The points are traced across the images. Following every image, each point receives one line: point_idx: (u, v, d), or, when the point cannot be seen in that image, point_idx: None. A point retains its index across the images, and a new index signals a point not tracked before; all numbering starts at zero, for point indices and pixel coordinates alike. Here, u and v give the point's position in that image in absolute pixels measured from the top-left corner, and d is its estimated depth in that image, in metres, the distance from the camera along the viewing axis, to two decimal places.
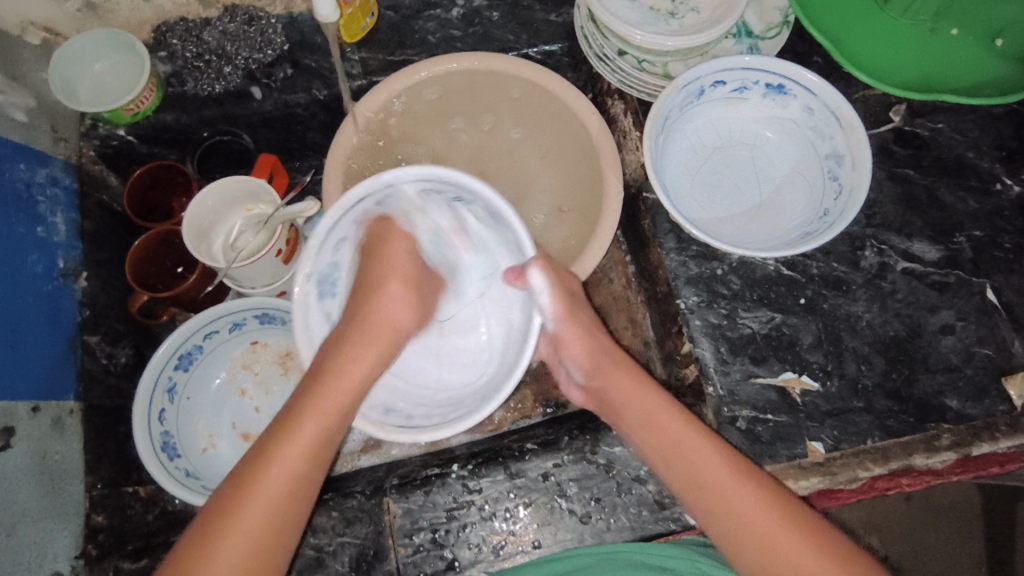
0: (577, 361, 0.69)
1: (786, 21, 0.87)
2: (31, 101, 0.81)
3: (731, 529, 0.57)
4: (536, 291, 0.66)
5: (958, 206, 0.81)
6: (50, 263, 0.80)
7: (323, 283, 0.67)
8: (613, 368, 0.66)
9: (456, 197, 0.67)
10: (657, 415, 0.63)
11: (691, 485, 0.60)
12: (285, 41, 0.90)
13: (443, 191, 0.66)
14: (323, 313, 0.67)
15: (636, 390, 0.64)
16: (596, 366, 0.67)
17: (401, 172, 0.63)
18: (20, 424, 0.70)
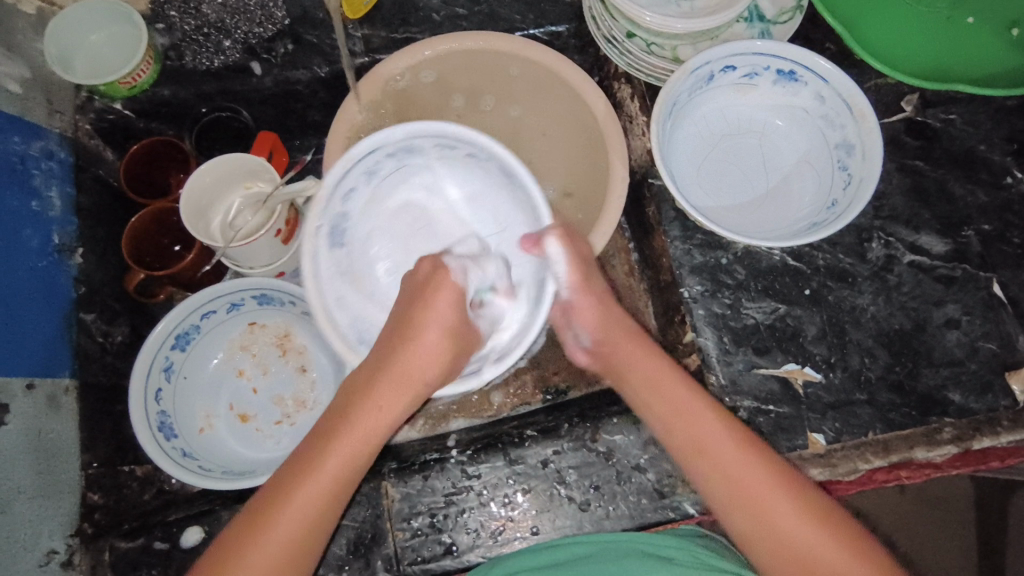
0: (586, 326, 0.67)
1: (799, 6, 0.84)
2: (25, 72, 0.79)
3: (721, 491, 0.57)
4: (552, 259, 0.65)
5: (968, 199, 0.80)
6: (45, 238, 0.78)
7: (332, 233, 0.65)
8: (620, 330, 0.66)
9: (469, 151, 0.67)
10: (659, 378, 0.62)
11: (685, 446, 0.59)
12: (286, 15, 0.87)
13: (456, 146, 0.66)
14: (329, 262, 0.65)
15: (642, 356, 0.64)
16: (606, 333, 0.66)
17: (419, 125, 0.63)
18: (15, 401, 0.69)
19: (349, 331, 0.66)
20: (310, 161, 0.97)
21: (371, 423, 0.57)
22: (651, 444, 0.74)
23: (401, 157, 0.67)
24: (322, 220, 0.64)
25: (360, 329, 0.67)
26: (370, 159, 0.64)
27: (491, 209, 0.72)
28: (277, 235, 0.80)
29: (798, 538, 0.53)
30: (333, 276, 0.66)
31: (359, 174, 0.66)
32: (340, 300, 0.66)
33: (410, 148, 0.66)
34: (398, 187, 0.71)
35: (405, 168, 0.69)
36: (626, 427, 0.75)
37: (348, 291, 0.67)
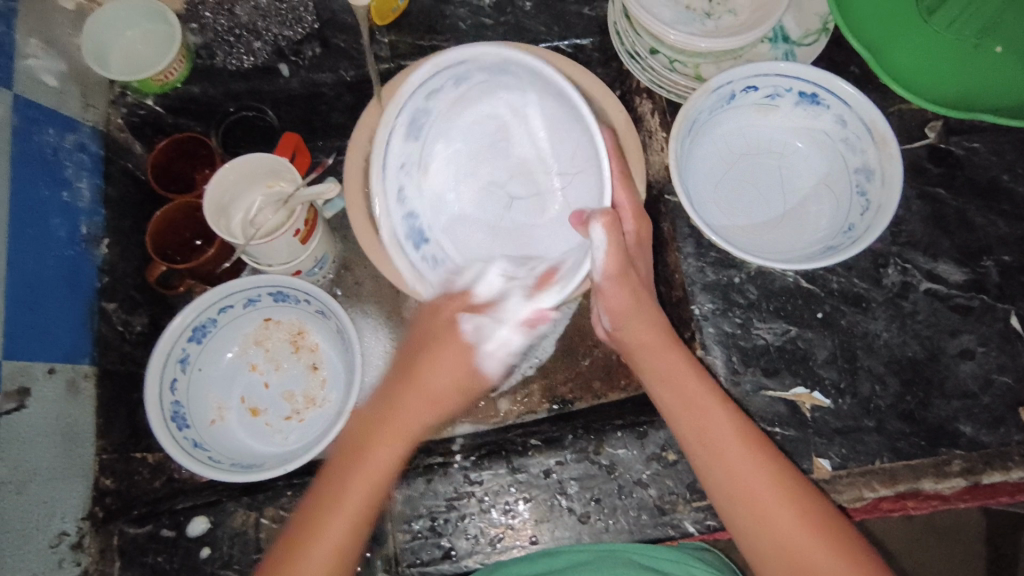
0: (608, 308, 0.66)
1: (825, 28, 0.84)
2: (63, 66, 0.82)
3: (724, 486, 0.59)
4: (594, 247, 0.60)
5: (989, 228, 0.79)
6: (73, 227, 0.81)
7: (411, 125, 0.66)
8: (642, 320, 0.66)
9: (564, 93, 0.63)
10: (674, 372, 0.65)
11: (696, 442, 0.62)
12: (315, 20, 0.90)
13: (550, 86, 0.64)
14: (400, 154, 0.66)
15: (662, 351, 0.65)
16: (624, 319, 0.66)
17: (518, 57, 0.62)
18: (37, 384, 0.72)
19: (402, 223, 0.68)
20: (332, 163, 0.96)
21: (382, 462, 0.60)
22: (654, 460, 0.74)
23: (496, 71, 0.65)
24: (400, 112, 0.64)
25: (414, 223, 0.69)
26: (461, 67, 0.64)
27: (568, 148, 0.69)
28: (295, 235, 0.81)
29: (792, 537, 0.56)
30: (396, 169, 0.67)
31: (449, 76, 0.65)
32: (401, 189, 0.67)
33: (504, 67, 0.64)
34: (488, 100, 0.69)
35: (498, 82, 0.67)
36: (630, 441, 0.75)
37: (411, 183, 0.69)
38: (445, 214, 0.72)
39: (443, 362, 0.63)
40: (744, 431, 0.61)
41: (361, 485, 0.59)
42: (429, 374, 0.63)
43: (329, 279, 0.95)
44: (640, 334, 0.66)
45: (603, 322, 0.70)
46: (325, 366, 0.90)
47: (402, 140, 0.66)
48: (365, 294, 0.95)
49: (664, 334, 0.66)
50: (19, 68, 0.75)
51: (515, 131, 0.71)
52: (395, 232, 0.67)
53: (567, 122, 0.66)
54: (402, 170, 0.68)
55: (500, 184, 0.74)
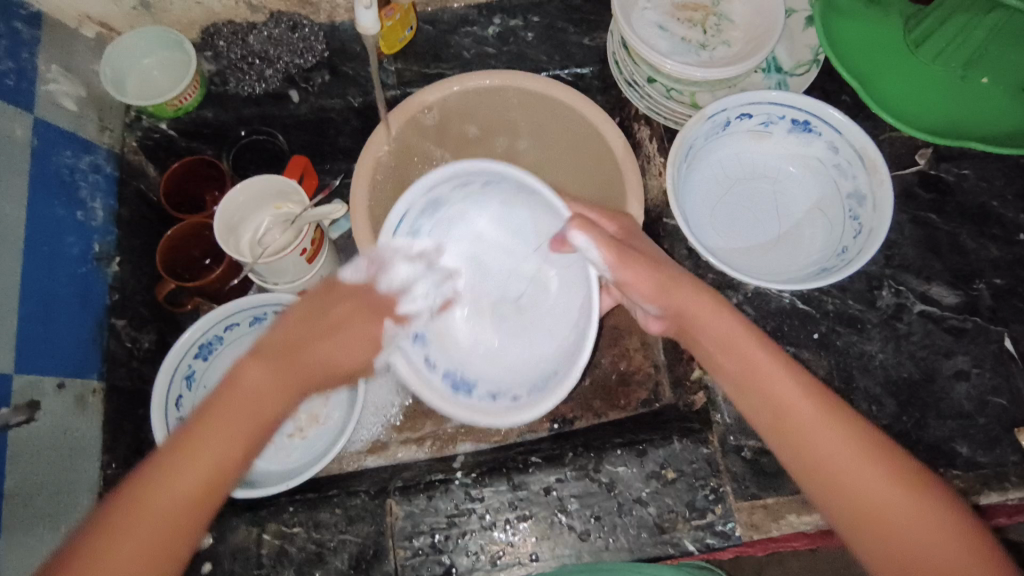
0: (645, 296, 0.59)
1: (815, 59, 0.87)
2: (81, 92, 0.84)
3: (805, 456, 0.54)
4: (583, 251, 0.59)
5: (980, 252, 0.81)
6: (86, 246, 0.83)
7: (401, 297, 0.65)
8: (686, 286, 0.59)
9: (485, 180, 0.64)
10: (759, 370, 0.57)
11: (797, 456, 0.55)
12: (325, 48, 0.93)
13: (471, 181, 0.64)
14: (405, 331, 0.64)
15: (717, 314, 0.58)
16: (664, 294, 0.59)
17: (431, 177, 0.62)
18: (46, 398, 0.73)
19: (441, 382, 0.63)
20: (338, 184, 1.00)
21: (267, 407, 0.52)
22: (653, 477, 0.75)
23: (432, 210, 0.66)
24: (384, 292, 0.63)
25: (452, 375, 0.64)
26: (400, 226, 0.64)
27: (528, 229, 0.69)
28: (301, 254, 0.83)
29: (919, 544, 0.49)
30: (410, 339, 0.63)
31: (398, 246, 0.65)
32: (426, 358, 0.64)
33: (433, 202, 0.65)
34: (444, 242, 0.69)
35: (439, 223, 0.67)
36: (630, 458, 0.76)
37: (432, 348, 0.66)
38: (485, 358, 0.67)
39: (343, 340, 0.58)
40: (827, 405, 0.55)
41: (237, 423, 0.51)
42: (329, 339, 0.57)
43: None
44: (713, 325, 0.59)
45: (649, 311, 0.63)
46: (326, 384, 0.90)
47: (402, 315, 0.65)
48: None
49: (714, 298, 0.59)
50: (40, 93, 0.78)
51: (482, 246, 0.71)
52: (447, 393, 0.62)
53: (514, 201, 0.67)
54: (417, 341, 0.65)
55: (496, 300, 0.71)
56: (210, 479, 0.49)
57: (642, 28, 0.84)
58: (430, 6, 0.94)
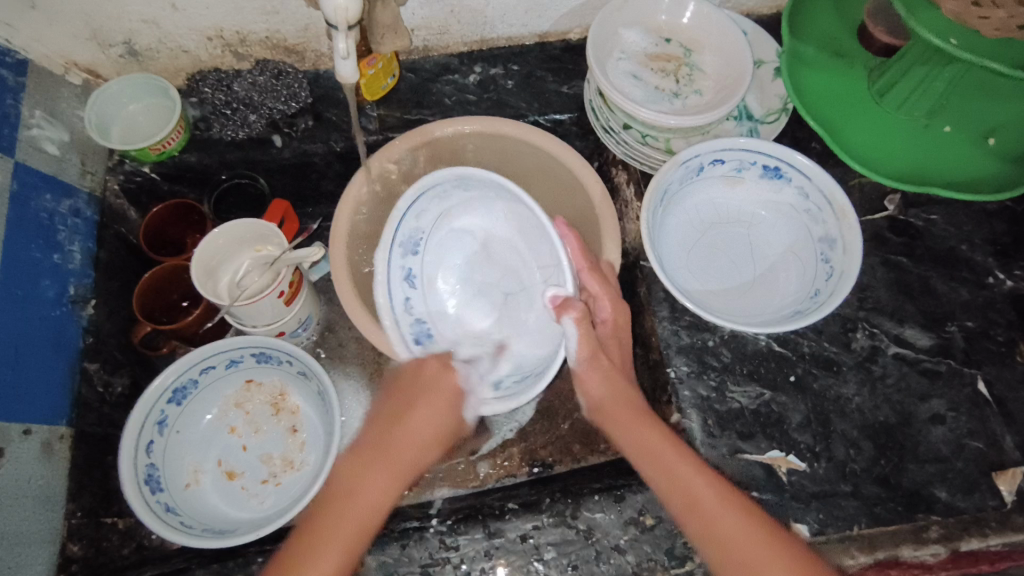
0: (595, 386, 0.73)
1: (785, 108, 0.90)
2: (64, 136, 0.86)
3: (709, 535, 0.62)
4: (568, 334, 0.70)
5: (951, 296, 0.83)
6: (61, 289, 0.82)
7: (407, 244, 0.78)
8: (621, 400, 0.72)
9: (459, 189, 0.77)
10: (647, 442, 0.68)
11: (681, 505, 0.64)
12: (309, 95, 0.95)
13: (471, 184, 0.77)
14: (405, 301, 0.78)
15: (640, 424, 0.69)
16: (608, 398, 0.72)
17: (436, 177, 0.74)
18: (11, 445, 0.71)
19: (409, 327, 0.77)
20: (318, 227, 1.03)
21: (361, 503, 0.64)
22: (632, 524, 0.74)
23: (447, 196, 0.78)
24: (393, 243, 0.76)
25: (420, 326, 0.78)
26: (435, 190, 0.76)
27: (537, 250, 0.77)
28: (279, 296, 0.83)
29: None
30: (399, 308, 0.77)
31: (429, 206, 0.78)
32: (408, 299, 0.78)
33: (462, 182, 0.76)
34: (454, 220, 0.81)
35: (471, 197, 0.79)
36: (608, 504, 0.75)
37: (416, 293, 0.79)
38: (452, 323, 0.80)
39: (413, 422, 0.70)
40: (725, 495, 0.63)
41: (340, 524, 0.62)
42: (409, 421, 0.70)
43: (312, 341, 0.96)
44: (622, 411, 0.71)
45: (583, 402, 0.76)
46: (304, 429, 0.89)
47: (404, 256, 0.78)
48: (349, 356, 0.96)
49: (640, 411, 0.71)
50: (24, 137, 0.79)
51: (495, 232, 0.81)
52: (404, 339, 0.76)
53: (481, 206, 0.80)
54: (405, 282, 0.78)
55: (494, 284, 0.81)
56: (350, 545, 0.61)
57: (616, 77, 0.87)
58: (413, 55, 0.97)
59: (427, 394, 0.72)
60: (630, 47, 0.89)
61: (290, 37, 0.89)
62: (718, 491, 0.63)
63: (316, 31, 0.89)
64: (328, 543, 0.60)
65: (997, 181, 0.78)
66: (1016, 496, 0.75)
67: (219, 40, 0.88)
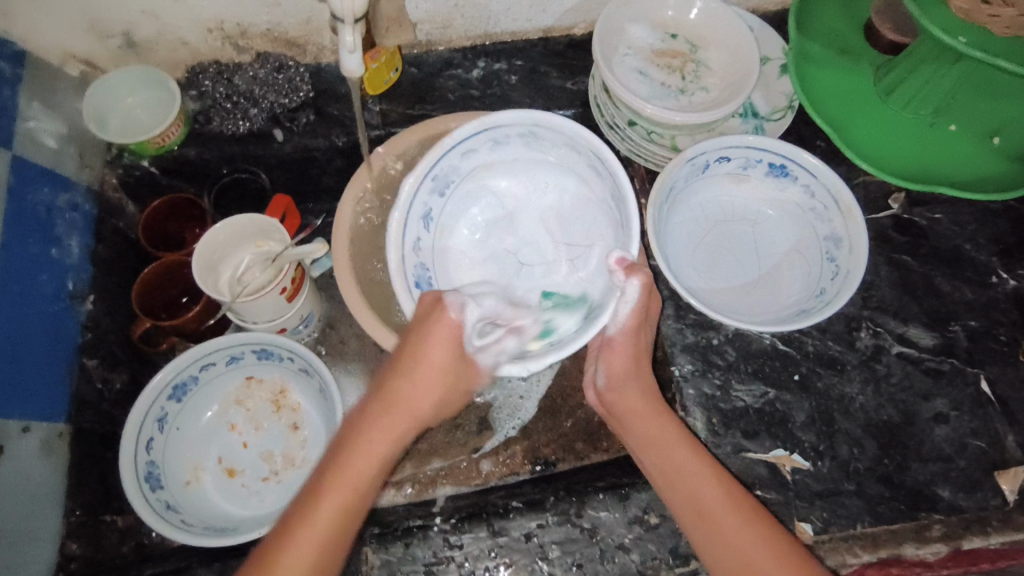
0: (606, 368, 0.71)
1: (791, 106, 0.90)
2: (63, 129, 0.84)
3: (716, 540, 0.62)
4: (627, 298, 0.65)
5: (955, 295, 0.83)
6: (59, 284, 0.81)
7: (439, 181, 0.73)
8: (636, 388, 0.70)
9: (521, 136, 0.73)
10: (661, 434, 0.69)
11: (681, 499, 0.65)
12: (311, 89, 0.94)
13: (540, 137, 0.72)
14: (414, 240, 0.72)
15: (650, 419, 0.69)
16: (623, 383, 0.70)
17: (506, 115, 0.70)
18: (10, 443, 0.71)
19: (411, 271, 0.72)
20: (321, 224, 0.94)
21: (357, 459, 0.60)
22: (636, 523, 0.74)
23: (504, 141, 0.73)
24: (428, 172, 0.71)
25: (422, 274, 0.73)
26: (499, 129, 0.71)
27: (585, 225, 0.76)
28: (282, 293, 0.82)
29: None
30: (409, 246, 0.72)
31: (485, 139, 0.72)
32: (417, 238, 0.73)
33: (532, 132, 0.72)
34: (494, 175, 0.77)
35: (525, 154, 0.75)
36: (612, 503, 0.75)
37: (426, 238, 0.74)
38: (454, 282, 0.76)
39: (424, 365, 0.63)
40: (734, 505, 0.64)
41: (343, 479, 0.59)
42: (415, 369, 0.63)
43: (313, 337, 0.95)
44: (631, 398, 0.70)
45: (596, 380, 0.73)
46: (305, 426, 0.88)
47: (432, 193, 0.73)
48: (350, 352, 0.95)
49: (655, 406, 0.71)
50: (21, 130, 0.78)
51: (525, 202, 0.78)
52: (407, 278, 0.71)
53: (532, 165, 0.76)
54: (421, 221, 0.73)
55: (510, 253, 0.77)
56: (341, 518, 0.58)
57: (621, 73, 0.86)
58: (415, 49, 0.96)
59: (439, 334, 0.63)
60: (635, 42, 0.89)
61: (291, 30, 0.88)
62: (724, 491, 0.65)
63: (318, 24, 0.88)
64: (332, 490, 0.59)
65: (1003, 180, 0.79)
66: (1018, 495, 0.75)
67: (219, 32, 0.87)
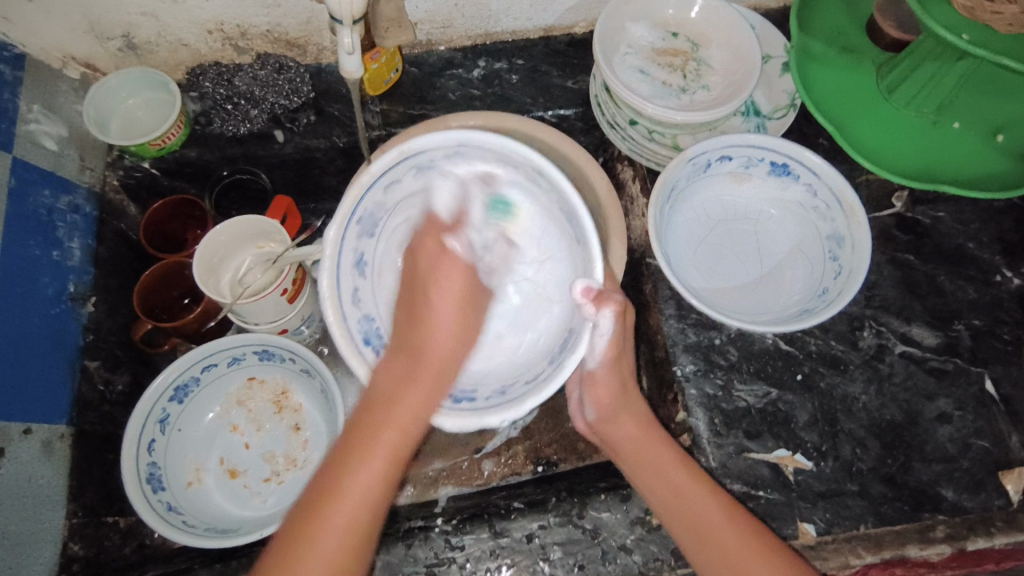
0: (594, 401, 0.72)
1: (793, 104, 0.90)
2: (63, 131, 0.84)
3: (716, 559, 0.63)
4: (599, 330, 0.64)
5: (958, 294, 0.82)
6: (61, 286, 0.81)
7: (364, 223, 0.66)
8: (625, 414, 0.72)
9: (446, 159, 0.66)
10: (655, 459, 0.69)
11: (685, 524, 0.66)
12: (311, 90, 0.93)
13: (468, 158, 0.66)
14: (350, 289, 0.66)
15: (644, 443, 0.70)
16: (612, 411, 0.71)
17: (425, 139, 0.64)
18: (11, 446, 0.71)
19: (357, 326, 0.65)
20: (321, 225, 0.97)
21: (406, 407, 0.59)
22: (638, 524, 0.74)
23: (428, 165, 0.67)
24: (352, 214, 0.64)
25: (369, 326, 0.67)
26: (422, 156, 0.65)
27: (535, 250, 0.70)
28: (282, 294, 0.82)
29: None
30: (349, 299, 0.65)
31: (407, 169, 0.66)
32: (354, 290, 0.66)
33: (459, 154, 0.66)
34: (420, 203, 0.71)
35: None
36: (614, 504, 0.75)
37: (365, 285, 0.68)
38: None
39: (443, 299, 0.63)
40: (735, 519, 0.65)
41: (387, 427, 0.58)
42: (433, 314, 0.62)
43: (314, 337, 0.95)
44: (624, 427, 0.72)
45: (585, 412, 0.75)
46: (307, 427, 0.88)
47: (359, 236, 0.66)
48: None
49: (647, 429, 0.71)
50: (20, 132, 0.78)
51: None
52: (353, 336, 0.64)
53: None
54: (355, 270, 0.67)
55: None
56: (390, 461, 0.58)
57: (621, 72, 0.86)
58: (416, 49, 0.95)
59: (453, 268, 0.64)
60: (636, 41, 0.88)
61: (291, 31, 0.88)
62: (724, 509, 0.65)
63: (318, 24, 0.87)
64: (377, 438, 0.58)
65: (1011, 178, 0.78)
66: (1022, 495, 0.75)
67: (219, 33, 0.87)
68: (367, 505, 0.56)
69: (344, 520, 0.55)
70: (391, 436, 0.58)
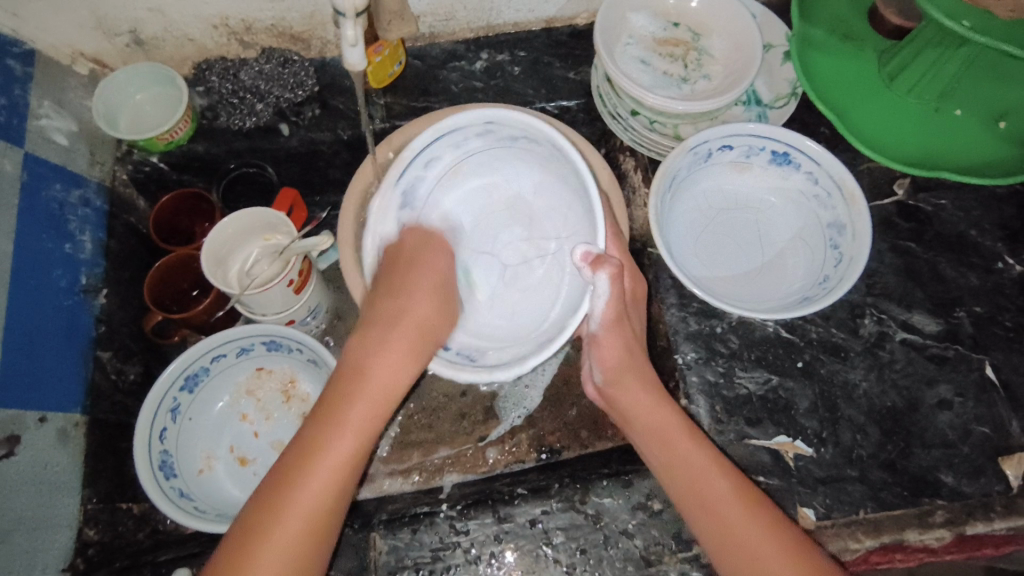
0: (601, 360, 0.72)
1: (794, 93, 0.90)
2: (73, 126, 0.86)
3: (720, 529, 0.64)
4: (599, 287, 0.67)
5: (959, 281, 0.83)
6: (73, 278, 0.83)
7: (405, 195, 0.71)
8: (633, 373, 0.71)
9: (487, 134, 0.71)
10: (664, 429, 0.69)
11: (689, 495, 0.67)
12: (316, 83, 0.95)
13: (498, 131, 0.70)
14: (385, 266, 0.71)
15: (654, 407, 0.70)
16: (620, 371, 0.71)
17: (459, 117, 0.67)
18: (28, 433, 0.73)
19: None
20: (327, 216, 0.98)
21: (382, 378, 0.64)
22: (639, 509, 0.75)
23: (467, 141, 0.71)
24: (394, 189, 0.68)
25: None
26: (458, 133, 0.69)
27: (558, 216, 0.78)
28: (289, 285, 0.83)
29: None
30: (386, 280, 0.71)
31: (447, 145, 0.70)
32: None
33: (489, 128, 0.69)
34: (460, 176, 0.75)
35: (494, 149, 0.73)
36: (616, 489, 0.76)
37: None
38: None
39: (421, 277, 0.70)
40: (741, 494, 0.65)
41: (366, 396, 0.63)
42: (412, 292, 0.68)
43: (321, 328, 0.97)
44: (632, 390, 0.71)
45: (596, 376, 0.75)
46: None
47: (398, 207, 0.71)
48: None
49: (658, 392, 0.71)
50: (32, 128, 0.80)
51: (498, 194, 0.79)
52: None
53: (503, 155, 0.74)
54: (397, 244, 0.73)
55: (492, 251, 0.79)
56: (367, 427, 0.62)
57: (623, 62, 0.86)
58: (419, 42, 0.96)
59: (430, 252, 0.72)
60: (637, 32, 0.89)
61: (296, 25, 0.89)
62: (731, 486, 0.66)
63: (322, 18, 0.88)
64: (355, 405, 0.62)
65: (1012, 164, 0.77)
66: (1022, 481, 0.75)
67: (224, 28, 0.88)
68: (343, 465, 0.60)
69: (324, 477, 0.59)
70: (373, 407, 0.63)
